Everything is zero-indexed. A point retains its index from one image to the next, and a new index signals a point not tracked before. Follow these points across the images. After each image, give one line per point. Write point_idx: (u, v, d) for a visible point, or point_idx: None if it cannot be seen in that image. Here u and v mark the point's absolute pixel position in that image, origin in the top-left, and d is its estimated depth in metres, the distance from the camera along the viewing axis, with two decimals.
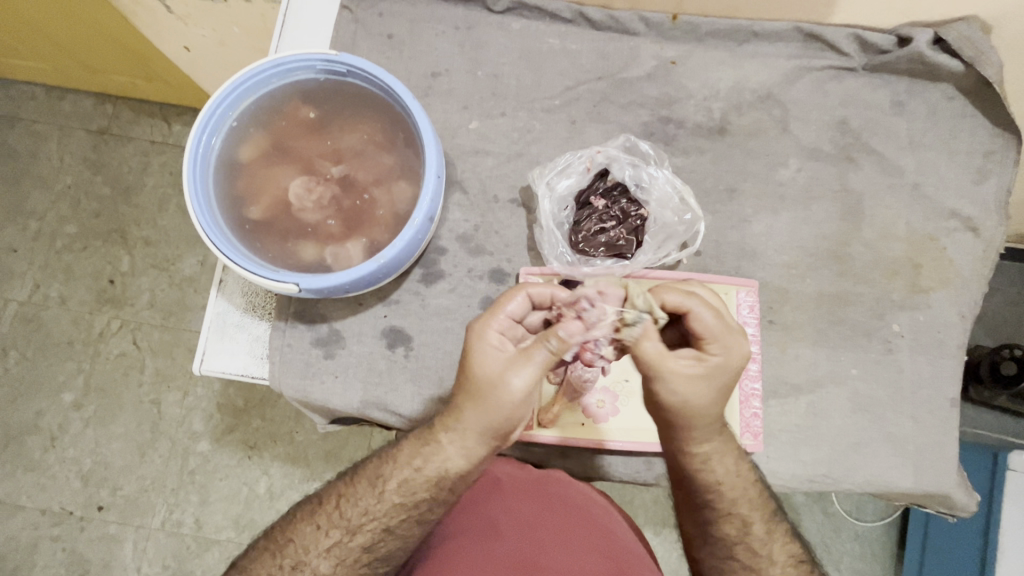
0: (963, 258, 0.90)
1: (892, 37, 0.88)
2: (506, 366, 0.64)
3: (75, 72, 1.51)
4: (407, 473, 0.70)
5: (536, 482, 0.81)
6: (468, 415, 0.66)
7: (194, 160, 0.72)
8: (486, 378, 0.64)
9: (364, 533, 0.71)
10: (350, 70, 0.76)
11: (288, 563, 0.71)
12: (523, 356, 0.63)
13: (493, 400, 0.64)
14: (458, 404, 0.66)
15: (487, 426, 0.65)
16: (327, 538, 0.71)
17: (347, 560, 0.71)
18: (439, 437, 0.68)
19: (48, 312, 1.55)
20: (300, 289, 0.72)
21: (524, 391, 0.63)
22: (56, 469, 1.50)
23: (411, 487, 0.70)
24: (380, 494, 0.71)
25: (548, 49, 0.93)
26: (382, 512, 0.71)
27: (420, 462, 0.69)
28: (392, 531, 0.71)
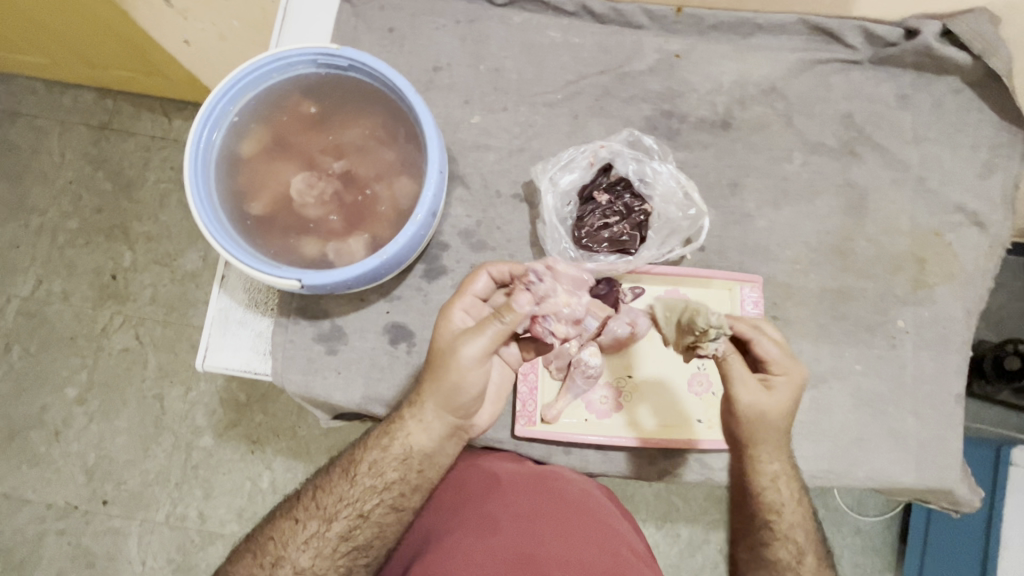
0: (969, 253, 0.90)
1: (900, 29, 0.88)
2: (461, 339, 0.68)
3: (75, 66, 1.50)
4: (377, 456, 0.72)
5: (523, 471, 0.82)
6: (430, 389, 0.70)
7: (194, 156, 0.72)
8: (444, 349, 0.68)
9: (340, 521, 0.72)
10: (352, 64, 0.76)
11: (268, 561, 0.71)
12: (476, 327, 0.67)
13: (452, 369, 0.67)
14: (422, 378, 0.71)
15: (445, 398, 0.69)
16: (305, 531, 0.72)
17: (324, 551, 0.72)
18: (404, 414, 0.72)
19: (51, 307, 1.55)
20: (302, 285, 0.72)
21: (476, 361, 0.67)
22: (61, 464, 1.50)
23: (380, 467, 0.72)
24: (353, 480, 0.73)
25: (549, 43, 0.92)
26: (356, 497, 0.72)
27: (387, 442, 0.72)
28: (366, 517, 0.72)
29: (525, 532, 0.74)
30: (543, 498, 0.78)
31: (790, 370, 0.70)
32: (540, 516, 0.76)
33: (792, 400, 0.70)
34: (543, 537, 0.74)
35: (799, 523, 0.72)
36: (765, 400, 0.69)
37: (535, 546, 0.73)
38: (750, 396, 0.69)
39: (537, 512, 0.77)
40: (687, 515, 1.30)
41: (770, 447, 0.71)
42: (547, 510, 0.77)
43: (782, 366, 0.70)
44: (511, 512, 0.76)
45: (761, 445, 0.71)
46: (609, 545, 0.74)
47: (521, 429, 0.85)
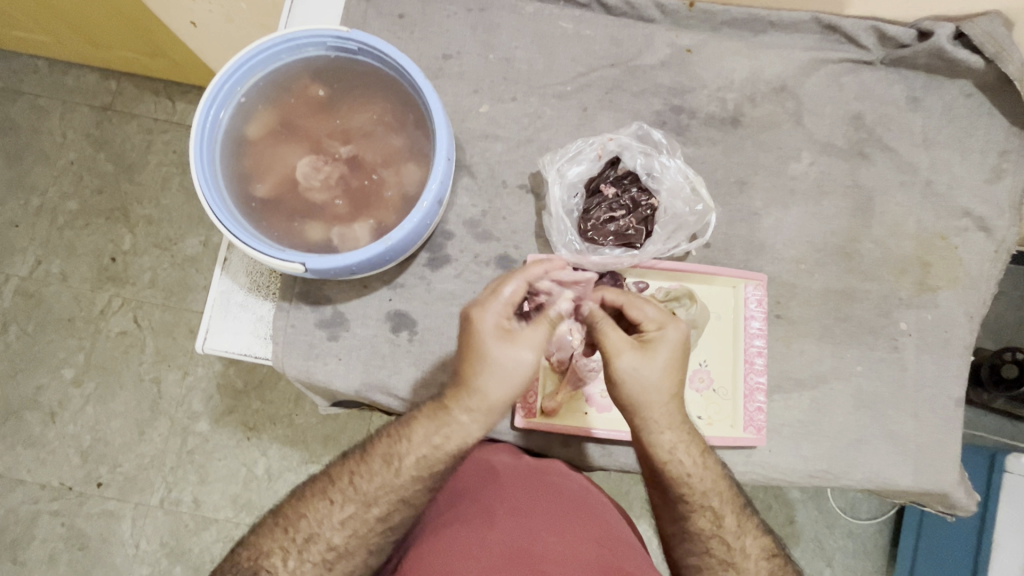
0: (974, 258, 0.90)
1: (913, 31, 0.87)
2: (518, 342, 0.66)
3: (79, 46, 1.49)
4: (425, 450, 0.70)
5: (522, 464, 0.82)
6: (488, 390, 0.67)
7: (201, 137, 0.72)
8: (504, 356, 0.65)
9: (379, 505, 0.71)
10: (361, 47, 0.75)
11: (301, 537, 0.70)
12: (532, 330, 0.67)
13: (515, 371, 0.66)
14: (475, 382, 0.67)
15: (508, 396, 0.67)
16: (341, 511, 0.71)
17: (360, 531, 0.71)
18: (457, 414, 0.69)
19: (50, 288, 1.55)
20: (305, 269, 0.71)
21: (536, 361, 0.67)
22: (56, 445, 1.50)
23: (429, 462, 0.70)
24: (396, 471, 0.71)
25: (560, 34, 0.91)
26: (399, 485, 0.71)
27: (439, 439, 0.70)
28: (408, 503, 0.72)
29: (523, 525, 0.74)
30: (540, 492, 0.78)
31: (665, 328, 0.67)
32: (537, 510, 0.76)
33: (675, 360, 0.67)
34: (539, 530, 0.74)
35: (714, 479, 0.70)
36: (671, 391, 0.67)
37: (531, 540, 0.72)
38: (630, 363, 0.65)
39: (535, 507, 0.76)
40: None
41: (661, 415, 0.67)
42: (546, 504, 0.77)
43: (657, 328, 0.67)
44: (508, 506, 0.76)
45: (648, 416, 0.67)
46: (606, 541, 0.74)
47: (521, 420, 0.84)
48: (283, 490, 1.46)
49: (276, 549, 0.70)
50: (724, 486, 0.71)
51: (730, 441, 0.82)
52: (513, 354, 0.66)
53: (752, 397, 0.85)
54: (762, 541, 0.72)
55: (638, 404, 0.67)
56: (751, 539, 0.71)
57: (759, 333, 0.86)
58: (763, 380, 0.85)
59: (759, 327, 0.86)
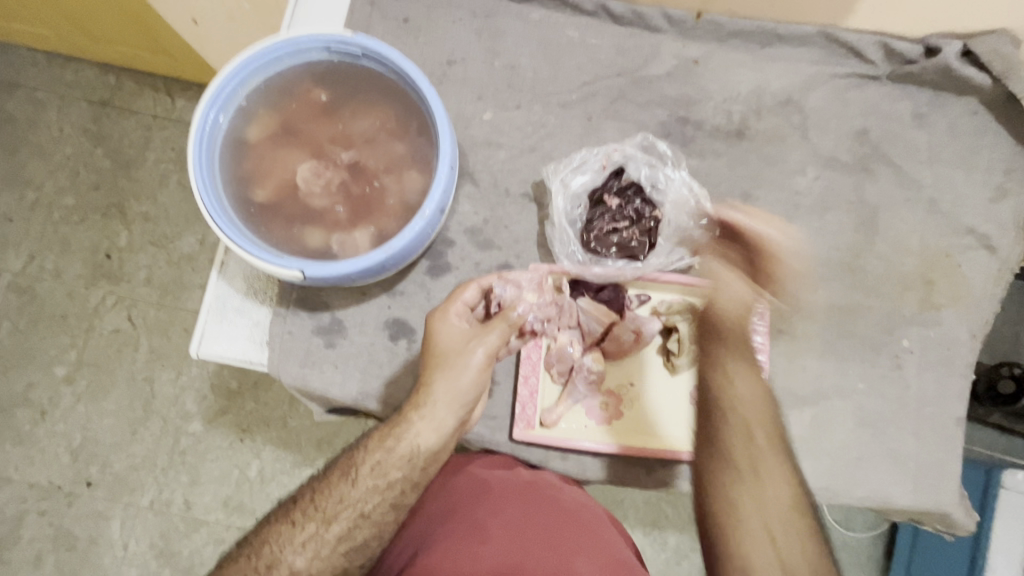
0: (977, 276, 0.89)
1: (921, 47, 0.86)
2: (470, 340, 0.71)
3: (79, 40, 1.48)
4: (379, 456, 0.71)
5: (515, 479, 0.80)
6: (437, 387, 0.70)
7: (200, 139, 0.70)
8: (451, 348, 0.70)
9: (340, 521, 0.70)
10: (365, 52, 0.74)
11: (262, 565, 0.68)
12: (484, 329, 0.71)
13: (461, 365, 0.69)
14: (427, 378, 0.70)
15: (454, 395, 0.70)
16: (303, 533, 0.69)
17: (324, 552, 0.69)
18: (410, 415, 0.70)
19: (43, 284, 1.53)
20: (304, 277, 0.70)
21: (486, 361, 0.70)
22: (46, 443, 1.48)
23: (383, 468, 0.70)
24: (354, 481, 0.71)
25: (566, 42, 0.90)
26: (357, 498, 0.70)
27: (391, 443, 0.70)
28: (368, 517, 0.71)
29: (518, 543, 0.73)
30: (535, 508, 0.77)
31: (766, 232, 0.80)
32: (532, 526, 0.75)
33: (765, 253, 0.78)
34: (533, 547, 0.73)
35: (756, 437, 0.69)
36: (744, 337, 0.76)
37: (526, 557, 0.72)
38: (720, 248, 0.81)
39: (530, 523, 0.75)
40: (675, 523, 1.30)
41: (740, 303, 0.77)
42: (541, 520, 0.76)
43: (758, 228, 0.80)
44: (504, 523, 0.75)
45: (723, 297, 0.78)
46: (600, 554, 0.74)
47: (518, 433, 0.82)
48: (274, 494, 1.45)
49: None
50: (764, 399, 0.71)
51: None
52: (461, 350, 0.70)
53: None
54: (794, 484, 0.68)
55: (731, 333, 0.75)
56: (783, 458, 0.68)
57: (759, 349, 0.85)
58: None
59: (762, 342, 0.85)
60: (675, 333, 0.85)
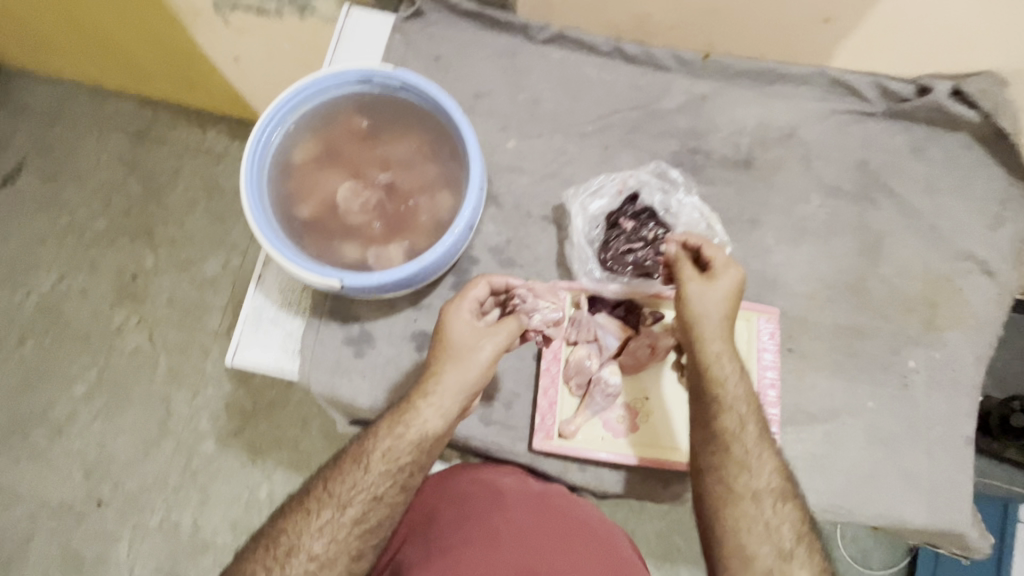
0: (979, 300, 0.93)
1: (914, 86, 0.93)
2: (479, 336, 0.73)
3: (123, 75, 1.59)
4: (388, 443, 0.73)
5: (528, 488, 0.82)
6: (447, 376, 0.73)
7: (253, 157, 0.77)
8: (462, 343, 0.73)
9: (354, 505, 0.72)
10: (404, 85, 0.81)
11: (281, 551, 0.71)
12: (494, 328, 0.74)
13: (472, 361, 0.72)
14: (437, 368, 0.73)
15: (461, 384, 0.73)
16: (318, 518, 0.72)
17: (339, 535, 0.72)
18: (417, 402, 0.73)
19: (70, 304, 1.59)
20: (342, 286, 0.75)
21: (493, 357, 0.74)
22: (61, 460, 1.50)
23: (394, 453, 0.73)
24: (366, 467, 0.73)
25: (585, 78, 0.98)
26: (370, 483, 0.73)
27: (401, 429, 0.73)
28: (382, 499, 0.73)
29: (529, 549, 0.75)
30: (545, 515, 0.78)
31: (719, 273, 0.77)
32: (542, 533, 0.77)
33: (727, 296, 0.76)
34: (547, 553, 0.75)
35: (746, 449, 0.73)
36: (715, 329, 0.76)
37: (540, 562, 0.74)
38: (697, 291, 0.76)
39: (541, 529, 0.77)
40: (687, 555, 1.31)
41: (711, 353, 0.75)
42: (551, 528, 0.77)
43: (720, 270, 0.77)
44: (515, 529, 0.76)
45: (702, 344, 0.76)
46: (610, 563, 0.75)
47: (538, 442, 0.84)
48: None
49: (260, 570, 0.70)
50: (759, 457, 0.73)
51: None
52: (472, 347, 0.73)
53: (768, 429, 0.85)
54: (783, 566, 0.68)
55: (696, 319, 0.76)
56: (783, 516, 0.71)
57: (771, 365, 0.87)
58: (777, 413, 0.86)
59: (772, 359, 0.88)
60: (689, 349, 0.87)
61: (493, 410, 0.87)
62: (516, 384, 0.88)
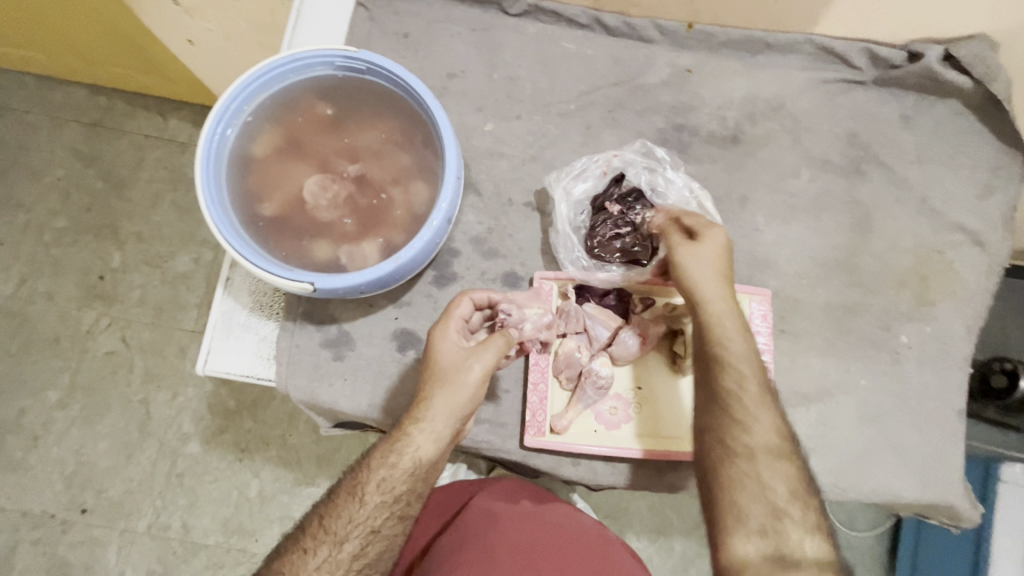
0: (969, 271, 0.92)
1: (904, 53, 0.89)
2: (468, 355, 0.70)
3: (67, 60, 1.47)
4: (383, 472, 0.70)
5: (517, 507, 0.82)
6: (437, 400, 0.69)
7: (207, 153, 0.71)
8: (450, 365, 0.70)
9: (351, 540, 0.69)
10: (369, 67, 0.75)
11: None
12: (482, 346, 0.71)
13: (461, 383, 0.69)
14: (428, 392, 0.70)
15: (454, 407, 0.69)
16: (314, 559, 0.69)
17: (338, 573, 0.69)
18: (409, 429, 0.70)
19: (35, 308, 1.51)
20: (315, 289, 0.70)
21: (484, 376, 0.70)
22: (39, 470, 1.45)
23: (389, 482, 0.70)
24: (361, 500, 0.70)
25: (563, 53, 0.92)
26: (366, 515, 0.70)
27: (395, 457, 0.70)
28: (379, 531, 0.70)
29: (525, 566, 0.76)
30: (537, 532, 0.79)
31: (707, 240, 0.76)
32: (535, 547, 0.78)
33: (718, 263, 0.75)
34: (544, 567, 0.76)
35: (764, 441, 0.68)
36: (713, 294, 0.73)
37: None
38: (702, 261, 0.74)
39: (535, 544, 0.78)
40: (682, 529, 1.32)
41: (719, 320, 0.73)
42: (544, 542, 0.78)
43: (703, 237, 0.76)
44: (510, 547, 0.77)
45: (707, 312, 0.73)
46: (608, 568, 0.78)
47: (529, 440, 0.81)
48: (276, 514, 1.42)
49: None
50: (764, 425, 0.68)
51: None
52: (461, 367, 0.70)
53: None
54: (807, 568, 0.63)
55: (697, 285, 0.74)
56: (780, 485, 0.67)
57: (765, 348, 0.85)
58: None
59: (766, 342, 0.85)
60: (681, 337, 0.84)
61: (482, 408, 0.84)
62: (504, 380, 0.85)
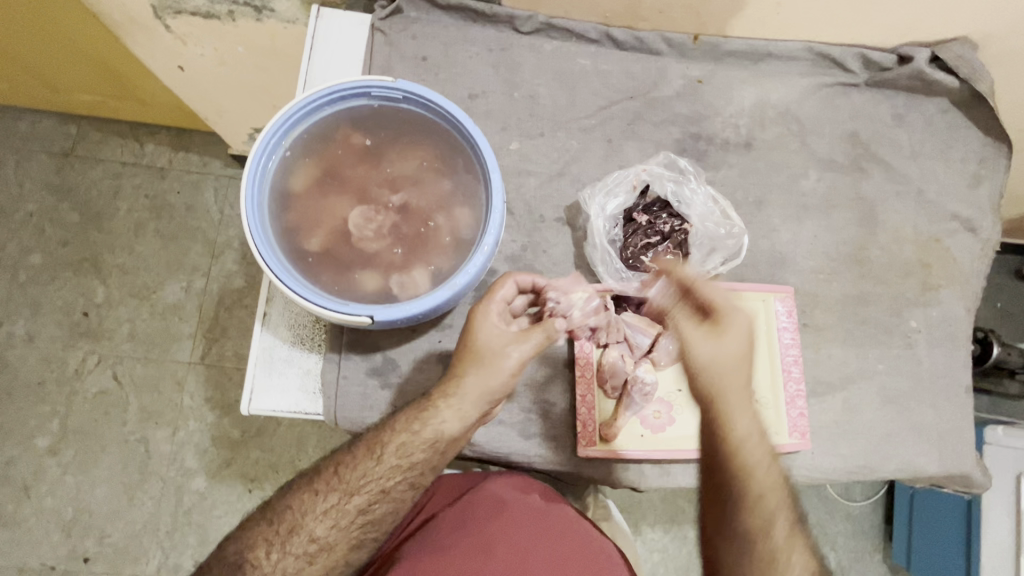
0: (965, 256, 0.99)
1: (893, 56, 0.96)
2: (508, 342, 0.74)
3: (36, 91, 1.40)
4: (404, 439, 0.74)
5: (529, 503, 0.83)
6: (467, 379, 0.74)
7: (251, 191, 0.70)
8: (490, 348, 0.74)
9: (362, 494, 0.75)
10: (406, 96, 0.75)
11: (284, 528, 0.75)
12: (521, 336, 0.75)
13: (493, 367, 0.74)
14: (459, 368, 0.74)
15: (482, 386, 0.74)
16: (324, 503, 0.75)
17: (343, 521, 0.75)
18: (436, 401, 0.74)
19: (15, 351, 1.43)
20: (372, 322, 0.70)
21: (517, 365, 0.74)
22: (33, 521, 1.38)
23: (409, 449, 0.74)
24: (379, 460, 0.75)
25: (580, 70, 0.95)
26: (382, 475, 0.75)
27: (417, 426, 0.74)
28: (389, 492, 0.75)
29: (516, 566, 0.79)
30: (538, 532, 0.81)
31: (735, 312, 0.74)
32: (532, 552, 0.80)
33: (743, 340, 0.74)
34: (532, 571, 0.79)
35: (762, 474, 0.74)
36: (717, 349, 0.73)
37: None
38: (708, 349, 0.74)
39: (532, 548, 0.80)
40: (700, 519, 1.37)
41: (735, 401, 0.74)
42: (541, 548, 0.80)
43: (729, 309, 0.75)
44: (506, 542, 0.80)
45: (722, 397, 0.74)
46: None
47: (583, 450, 0.83)
48: None
49: (261, 542, 0.75)
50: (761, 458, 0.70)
51: (779, 450, 0.87)
52: (497, 351, 0.74)
53: (793, 403, 0.89)
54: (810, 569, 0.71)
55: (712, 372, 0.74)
56: (797, 554, 0.72)
57: (793, 343, 0.91)
58: (802, 387, 0.90)
59: (792, 337, 0.91)
60: None
61: (532, 423, 0.85)
62: (550, 393, 0.87)
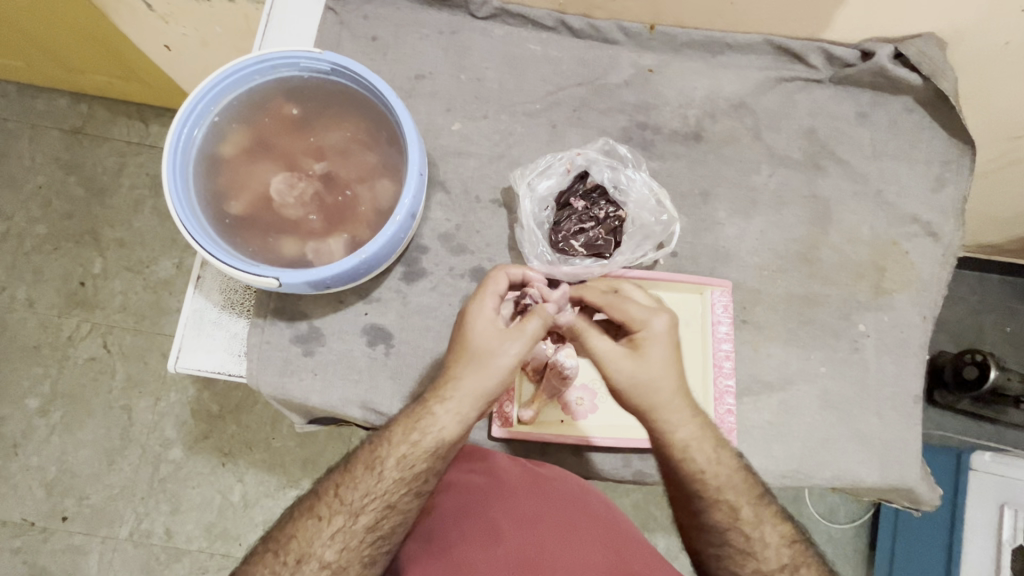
0: (925, 262, 0.95)
1: (857, 51, 0.92)
2: (500, 338, 0.70)
3: (50, 70, 1.48)
4: (404, 448, 0.71)
5: (523, 472, 0.80)
6: (465, 380, 0.70)
7: (174, 153, 0.72)
8: (482, 347, 0.70)
9: (367, 512, 0.70)
10: (334, 68, 0.77)
11: (292, 559, 0.69)
12: (515, 330, 0.70)
13: (491, 364, 0.70)
14: (456, 371, 0.71)
15: (481, 387, 0.70)
16: (331, 525, 0.70)
17: (352, 544, 0.70)
18: (434, 407, 0.71)
19: (16, 315, 1.51)
20: (280, 284, 0.71)
21: (514, 362, 0.70)
22: (19, 478, 1.44)
23: (409, 460, 0.71)
24: (380, 474, 0.71)
25: (529, 55, 0.95)
26: (384, 490, 0.71)
27: (417, 435, 0.71)
28: (395, 506, 0.71)
29: (530, 535, 0.74)
30: (541, 500, 0.77)
31: (652, 323, 0.71)
32: (542, 521, 0.75)
33: (667, 354, 0.71)
34: (546, 540, 0.73)
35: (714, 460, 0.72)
36: (639, 367, 0.70)
37: (540, 552, 0.72)
38: (623, 373, 0.70)
39: (540, 513, 0.76)
40: (664, 526, 1.34)
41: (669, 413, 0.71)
42: (552, 514, 0.76)
43: (646, 325, 0.71)
44: (514, 516, 0.76)
45: (656, 411, 0.71)
46: (611, 541, 0.74)
47: (498, 430, 0.86)
48: (260, 517, 1.43)
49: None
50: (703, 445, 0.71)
51: None
52: (493, 349, 0.70)
53: (722, 400, 0.88)
54: (781, 528, 0.72)
55: (641, 392, 0.70)
56: (769, 526, 0.72)
57: (725, 336, 0.90)
58: (731, 384, 0.89)
59: (727, 331, 0.90)
60: None
61: None
62: None
